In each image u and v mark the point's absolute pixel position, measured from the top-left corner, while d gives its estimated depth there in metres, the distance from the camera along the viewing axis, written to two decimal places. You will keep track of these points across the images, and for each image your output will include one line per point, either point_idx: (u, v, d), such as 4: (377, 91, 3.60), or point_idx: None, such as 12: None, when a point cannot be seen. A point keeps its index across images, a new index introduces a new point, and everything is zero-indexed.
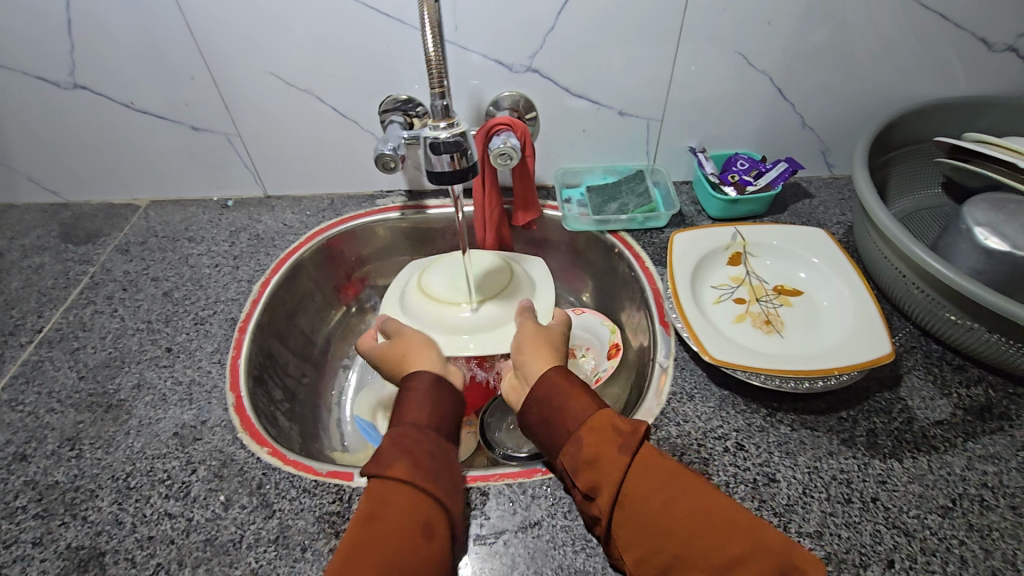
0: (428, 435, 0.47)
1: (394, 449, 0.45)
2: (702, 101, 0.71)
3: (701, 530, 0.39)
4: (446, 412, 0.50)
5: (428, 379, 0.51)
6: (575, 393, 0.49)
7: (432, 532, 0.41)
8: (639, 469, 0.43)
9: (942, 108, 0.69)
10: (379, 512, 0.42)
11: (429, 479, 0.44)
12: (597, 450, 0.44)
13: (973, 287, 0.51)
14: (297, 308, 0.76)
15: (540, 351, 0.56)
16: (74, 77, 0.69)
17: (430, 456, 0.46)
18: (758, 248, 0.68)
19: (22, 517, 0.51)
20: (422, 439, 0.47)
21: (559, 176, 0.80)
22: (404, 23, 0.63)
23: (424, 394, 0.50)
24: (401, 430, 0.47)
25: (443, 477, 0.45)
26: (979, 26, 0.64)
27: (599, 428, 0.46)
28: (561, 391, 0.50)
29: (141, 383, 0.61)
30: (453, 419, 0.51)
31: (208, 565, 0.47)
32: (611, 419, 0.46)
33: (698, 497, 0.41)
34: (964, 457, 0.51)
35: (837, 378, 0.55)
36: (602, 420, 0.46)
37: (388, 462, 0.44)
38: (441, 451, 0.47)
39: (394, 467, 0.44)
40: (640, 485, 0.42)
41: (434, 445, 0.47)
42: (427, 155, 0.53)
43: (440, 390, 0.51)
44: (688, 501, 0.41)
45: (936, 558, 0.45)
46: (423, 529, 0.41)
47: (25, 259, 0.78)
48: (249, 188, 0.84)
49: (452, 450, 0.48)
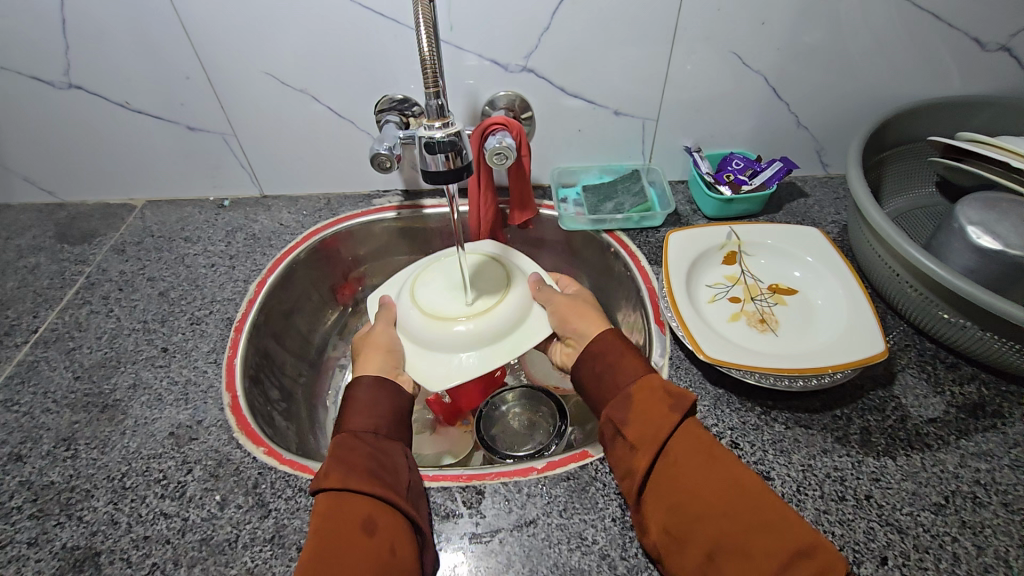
0: (365, 439, 0.48)
1: (330, 459, 0.46)
2: (697, 101, 0.72)
3: (729, 496, 0.41)
4: (385, 414, 0.51)
5: (367, 383, 0.53)
6: (627, 357, 0.53)
7: (376, 528, 0.42)
8: (681, 432, 0.46)
9: (935, 108, 0.70)
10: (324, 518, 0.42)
11: (367, 479, 0.44)
12: (647, 408, 0.47)
13: (967, 286, 0.51)
14: (294, 308, 0.77)
15: (585, 316, 0.60)
16: (69, 77, 0.69)
17: (368, 458, 0.46)
18: (753, 248, 0.68)
19: (17, 518, 0.50)
20: (358, 444, 0.47)
21: (555, 176, 0.80)
22: (399, 23, 0.63)
23: (362, 399, 0.51)
24: (339, 440, 0.48)
25: (384, 474, 0.46)
26: (972, 26, 0.65)
27: (647, 390, 0.49)
28: (617, 349, 0.54)
29: (137, 383, 0.61)
30: (395, 419, 0.52)
31: (204, 565, 0.47)
32: (660, 382, 0.49)
33: (732, 467, 0.43)
34: (957, 455, 0.51)
35: (831, 377, 0.55)
36: (651, 383, 0.49)
37: (325, 472, 0.44)
38: (378, 452, 0.48)
39: (330, 475, 0.44)
40: (680, 447, 0.45)
41: (372, 447, 0.48)
42: (422, 154, 0.53)
43: (378, 393, 0.52)
44: (719, 468, 0.43)
45: (929, 554, 0.45)
46: (366, 526, 0.42)
47: (20, 259, 0.77)
48: (245, 188, 0.84)
49: (393, 449, 0.49)
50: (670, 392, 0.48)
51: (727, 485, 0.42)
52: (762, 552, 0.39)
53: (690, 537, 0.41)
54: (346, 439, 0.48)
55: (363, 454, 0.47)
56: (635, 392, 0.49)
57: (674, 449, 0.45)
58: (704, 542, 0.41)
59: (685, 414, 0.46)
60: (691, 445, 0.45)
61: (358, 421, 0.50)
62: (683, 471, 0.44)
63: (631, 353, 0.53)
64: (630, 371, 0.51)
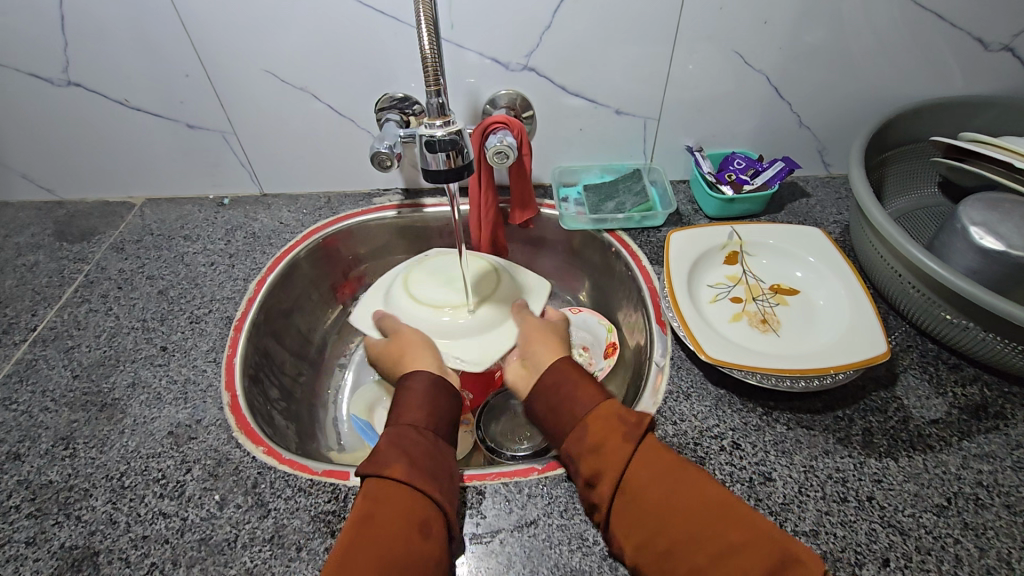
0: (425, 437, 0.48)
1: (389, 449, 0.46)
2: (699, 100, 0.71)
3: (699, 516, 0.41)
4: (442, 416, 0.51)
5: (426, 379, 0.53)
6: (582, 384, 0.52)
7: (430, 529, 0.42)
8: (641, 457, 0.45)
9: (938, 108, 0.69)
10: (377, 508, 0.42)
11: (427, 479, 0.45)
12: (603, 436, 0.47)
13: (969, 287, 0.51)
14: (294, 307, 0.76)
15: (546, 343, 0.61)
16: (68, 74, 0.69)
17: (426, 457, 0.47)
18: (755, 248, 0.68)
19: (15, 517, 0.50)
20: (419, 441, 0.48)
21: (557, 175, 0.80)
22: (400, 20, 0.63)
23: (422, 395, 0.51)
24: (398, 431, 0.48)
25: (441, 477, 0.46)
26: (975, 25, 0.64)
27: (604, 418, 0.48)
28: (568, 379, 0.53)
29: (136, 382, 0.61)
30: (451, 422, 0.52)
31: (203, 565, 0.47)
32: (617, 409, 0.49)
33: (694, 486, 0.43)
34: (959, 456, 0.51)
35: (833, 377, 0.55)
36: (608, 410, 0.49)
37: (385, 462, 0.45)
38: (436, 453, 0.48)
39: (391, 467, 0.44)
40: (641, 472, 0.44)
41: (430, 447, 0.48)
42: (423, 153, 0.53)
43: (438, 391, 0.53)
44: (683, 489, 0.43)
45: (931, 556, 0.45)
46: (421, 527, 0.42)
47: (19, 257, 0.77)
48: (245, 187, 0.83)
49: (448, 452, 0.49)
50: (629, 419, 0.48)
51: (693, 505, 0.42)
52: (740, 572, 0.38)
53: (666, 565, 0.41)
54: (406, 432, 0.48)
55: (422, 452, 0.47)
56: (591, 420, 0.49)
57: (637, 475, 0.44)
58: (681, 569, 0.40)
59: (643, 440, 0.46)
60: (653, 469, 0.44)
61: (415, 416, 0.50)
62: (648, 497, 0.43)
63: (588, 381, 0.53)
64: (587, 398, 0.51)
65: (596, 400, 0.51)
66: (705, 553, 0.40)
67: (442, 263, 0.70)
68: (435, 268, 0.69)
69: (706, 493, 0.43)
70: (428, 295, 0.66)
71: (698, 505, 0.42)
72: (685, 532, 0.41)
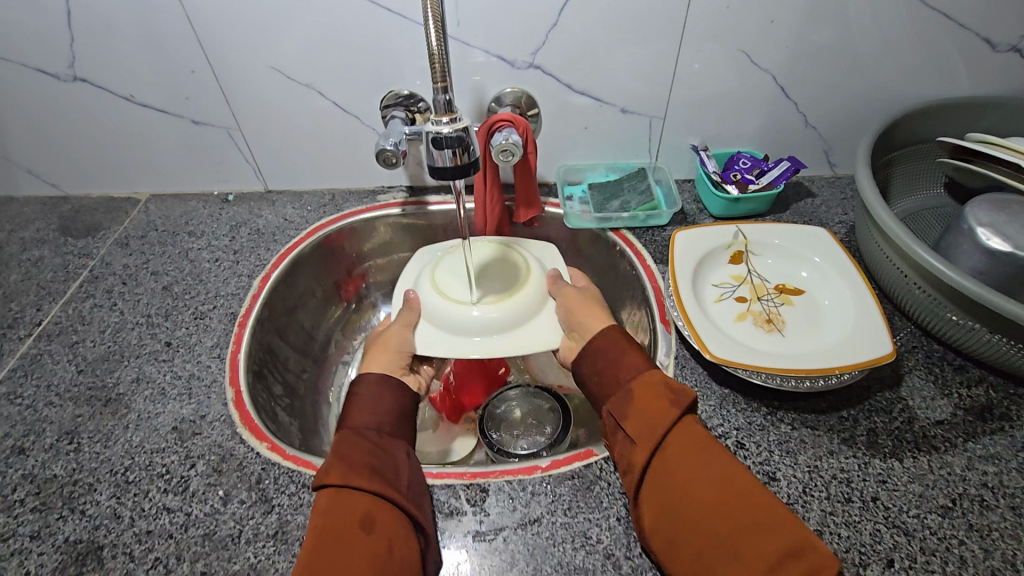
0: (367, 437, 0.48)
1: (333, 455, 0.45)
2: (705, 99, 0.71)
3: (727, 495, 0.41)
4: (388, 414, 0.51)
5: (370, 382, 0.53)
6: (630, 352, 0.53)
7: (375, 527, 0.42)
8: (679, 429, 0.45)
9: (944, 108, 0.69)
10: (324, 514, 0.42)
11: (368, 477, 0.44)
12: (648, 405, 0.47)
13: (976, 288, 0.50)
14: (298, 304, 0.76)
15: (590, 310, 0.60)
16: (74, 69, 0.69)
17: (368, 456, 0.46)
18: (760, 247, 0.68)
19: (20, 511, 0.50)
20: (359, 442, 0.47)
21: (561, 173, 0.80)
22: (407, 18, 0.63)
23: (366, 398, 0.51)
24: (342, 437, 0.48)
25: (386, 472, 0.46)
26: (982, 26, 0.64)
27: (649, 386, 0.48)
28: (619, 347, 0.54)
29: (140, 377, 0.61)
30: (399, 419, 0.52)
31: (207, 560, 0.47)
32: (661, 378, 0.49)
33: (726, 466, 0.43)
34: (964, 458, 0.51)
35: (838, 378, 0.55)
36: (656, 378, 0.49)
37: (329, 468, 0.44)
38: (379, 450, 0.47)
39: (334, 472, 0.43)
40: (678, 443, 0.44)
41: (373, 446, 0.47)
42: (429, 149, 0.52)
43: (380, 391, 0.52)
44: (715, 467, 0.42)
45: (936, 557, 0.45)
46: (365, 525, 0.41)
47: (24, 252, 0.77)
48: (249, 183, 0.83)
49: (395, 448, 0.49)
50: (671, 389, 0.48)
51: (722, 484, 0.42)
52: (755, 553, 0.38)
53: (684, 536, 0.41)
54: (348, 436, 0.48)
55: (363, 453, 0.46)
56: (634, 389, 0.49)
57: (671, 446, 0.44)
58: (698, 542, 0.40)
59: (684, 413, 0.46)
60: (688, 442, 0.44)
61: (359, 419, 0.50)
62: (680, 467, 0.43)
63: (636, 351, 0.53)
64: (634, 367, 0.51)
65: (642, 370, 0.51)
66: (724, 529, 0.40)
67: (450, 258, 0.68)
68: (443, 268, 0.67)
69: (736, 473, 0.42)
70: (442, 295, 0.63)
71: (730, 484, 0.42)
72: (708, 506, 0.41)
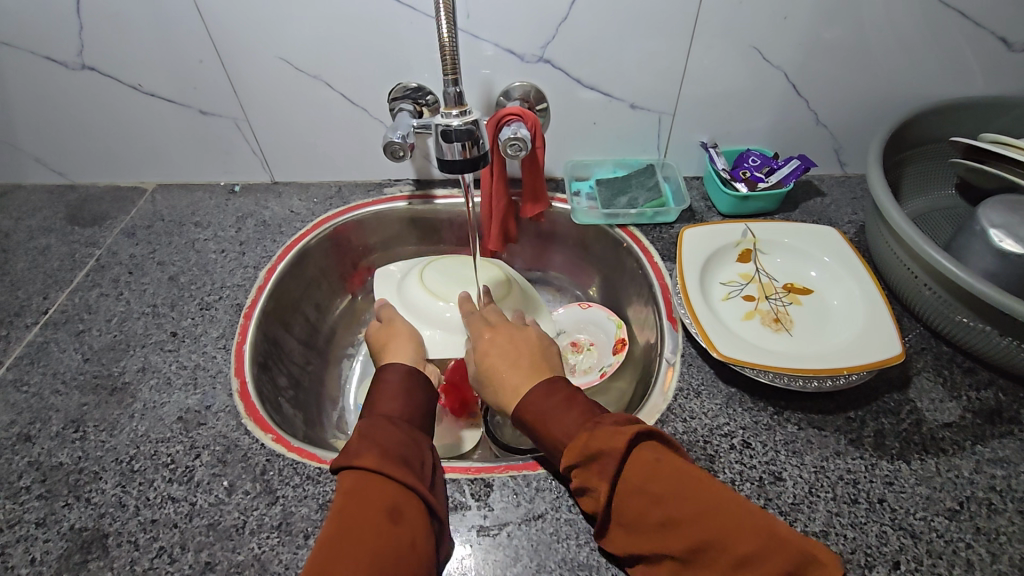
0: (397, 426, 0.48)
1: (360, 441, 0.45)
2: (715, 96, 0.71)
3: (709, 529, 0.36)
4: (414, 408, 0.51)
5: (400, 371, 0.53)
6: (554, 415, 0.46)
7: (400, 518, 0.41)
8: (641, 483, 0.39)
9: (959, 108, 0.68)
10: (347, 497, 0.41)
11: (399, 468, 0.43)
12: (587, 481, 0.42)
13: (988, 291, 0.50)
14: (303, 296, 0.76)
15: (501, 367, 0.54)
16: (82, 58, 0.69)
17: (400, 448, 0.46)
18: (768, 246, 0.67)
19: (25, 498, 0.51)
20: (392, 431, 0.47)
21: (569, 168, 0.80)
22: (417, 11, 0.62)
23: (397, 386, 0.52)
24: (372, 423, 0.48)
25: (411, 463, 0.45)
26: (998, 24, 0.63)
27: (574, 464, 0.43)
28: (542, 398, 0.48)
29: (146, 366, 0.61)
30: (425, 413, 0.52)
31: (211, 550, 0.47)
32: (580, 451, 0.42)
33: (695, 490, 0.38)
34: (972, 461, 0.51)
35: (846, 378, 0.54)
36: (575, 452, 0.43)
37: (357, 453, 0.44)
38: (410, 441, 0.47)
39: (364, 457, 0.43)
40: (630, 493, 0.40)
41: (405, 435, 0.47)
42: (438, 142, 0.54)
43: (410, 385, 0.53)
44: (699, 503, 0.37)
45: (942, 560, 0.45)
46: (390, 514, 0.40)
47: (31, 240, 0.78)
48: (255, 174, 0.83)
49: (424, 442, 0.49)
50: (597, 456, 0.41)
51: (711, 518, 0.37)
52: None
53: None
54: (381, 423, 0.47)
55: (394, 443, 0.46)
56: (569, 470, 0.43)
57: (630, 504, 0.40)
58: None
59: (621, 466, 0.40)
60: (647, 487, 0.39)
61: (390, 408, 0.50)
62: (643, 514, 0.39)
63: (558, 412, 0.46)
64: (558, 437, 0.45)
65: (573, 432, 0.45)
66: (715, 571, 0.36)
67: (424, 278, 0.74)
68: (422, 278, 0.74)
69: (715, 494, 0.38)
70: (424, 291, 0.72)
71: (699, 513, 0.37)
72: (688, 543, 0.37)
